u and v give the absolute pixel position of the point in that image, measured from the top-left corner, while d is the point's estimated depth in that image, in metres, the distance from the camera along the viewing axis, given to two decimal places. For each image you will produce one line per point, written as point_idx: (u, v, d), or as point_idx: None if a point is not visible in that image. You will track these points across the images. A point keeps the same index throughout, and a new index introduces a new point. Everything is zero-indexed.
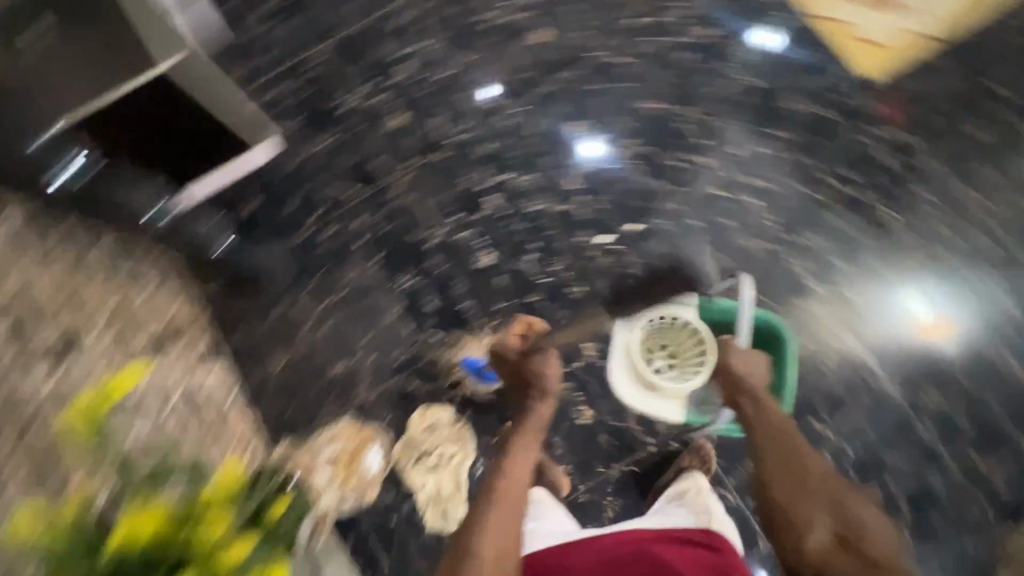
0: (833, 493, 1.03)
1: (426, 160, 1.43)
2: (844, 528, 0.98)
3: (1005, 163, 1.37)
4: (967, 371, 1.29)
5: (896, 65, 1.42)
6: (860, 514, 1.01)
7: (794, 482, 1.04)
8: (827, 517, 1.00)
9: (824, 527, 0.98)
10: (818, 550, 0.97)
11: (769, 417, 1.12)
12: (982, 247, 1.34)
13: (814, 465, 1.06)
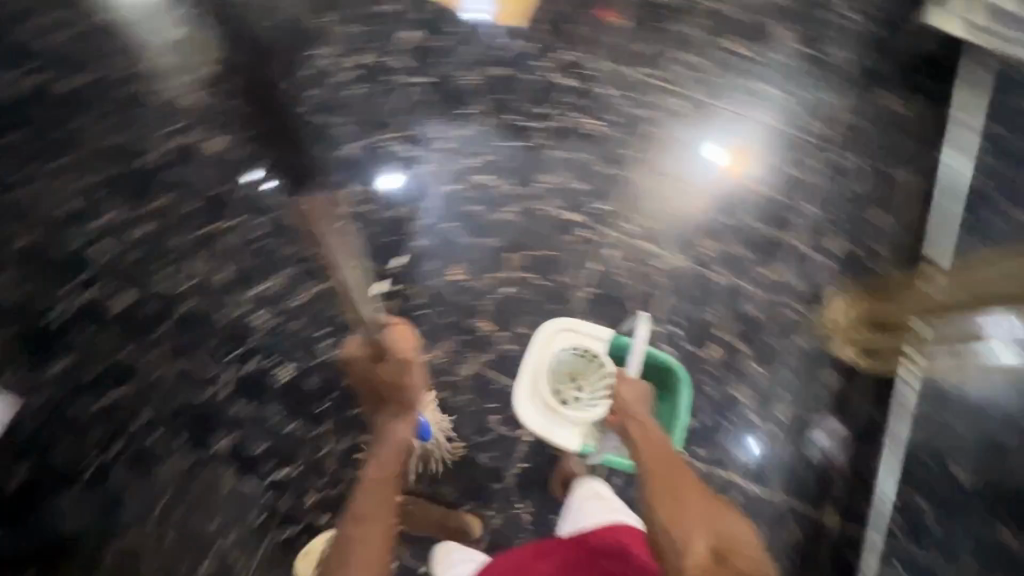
0: (709, 509, 0.99)
1: (177, 319, 1.34)
2: (721, 544, 0.94)
3: (650, 32, 1.52)
4: (720, 209, 1.43)
5: (527, 1, 1.54)
6: (733, 527, 0.97)
7: (673, 497, 1.00)
8: (701, 533, 0.94)
9: (704, 543, 0.93)
10: (698, 559, 0.91)
11: (645, 438, 1.12)
12: (673, 107, 1.48)
13: (691, 484, 1.03)
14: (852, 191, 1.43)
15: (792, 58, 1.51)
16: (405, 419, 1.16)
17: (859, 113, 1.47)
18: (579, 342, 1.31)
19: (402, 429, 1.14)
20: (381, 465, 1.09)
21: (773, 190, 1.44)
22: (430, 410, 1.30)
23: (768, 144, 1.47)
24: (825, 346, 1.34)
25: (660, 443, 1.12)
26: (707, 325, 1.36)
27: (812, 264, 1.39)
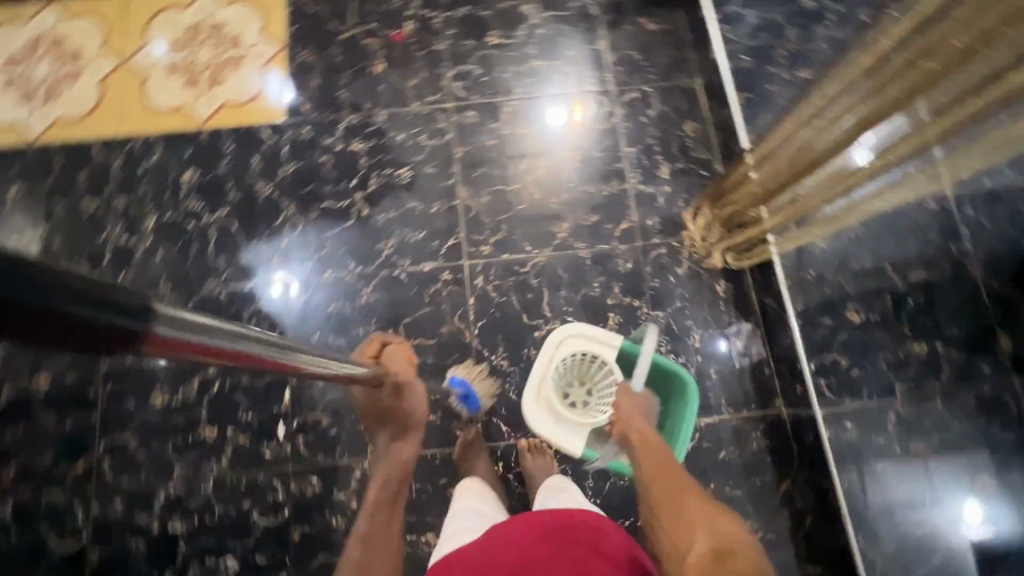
0: (709, 514, 0.88)
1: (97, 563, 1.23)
2: (720, 547, 0.79)
3: (415, 64, 1.53)
4: (556, 190, 1.45)
5: (287, 90, 1.51)
6: (733, 529, 0.84)
7: (674, 500, 0.91)
8: (701, 532, 0.84)
9: (701, 538, 0.82)
10: (695, 556, 0.80)
11: (649, 453, 1.06)
12: (469, 121, 1.49)
13: (689, 490, 0.94)
14: (657, 118, 1.49)
15: (550, 27, 1.55)
16: (408, 441, 1.17)
17: (629, 48, 1.54)
18: (585, 347, 1.28)
19: (405, 450, 1.16)
20: (386, 479, 1.12)
21: (592, 150, 1.48)
22: (475, 375, 1.34)
23: (567, 112, 1.50)
24: (702, 264, 1.40)
25: (663, 456, 1.04)
26: (596, 300, 1.38)
27: (656, 199, 1.44)
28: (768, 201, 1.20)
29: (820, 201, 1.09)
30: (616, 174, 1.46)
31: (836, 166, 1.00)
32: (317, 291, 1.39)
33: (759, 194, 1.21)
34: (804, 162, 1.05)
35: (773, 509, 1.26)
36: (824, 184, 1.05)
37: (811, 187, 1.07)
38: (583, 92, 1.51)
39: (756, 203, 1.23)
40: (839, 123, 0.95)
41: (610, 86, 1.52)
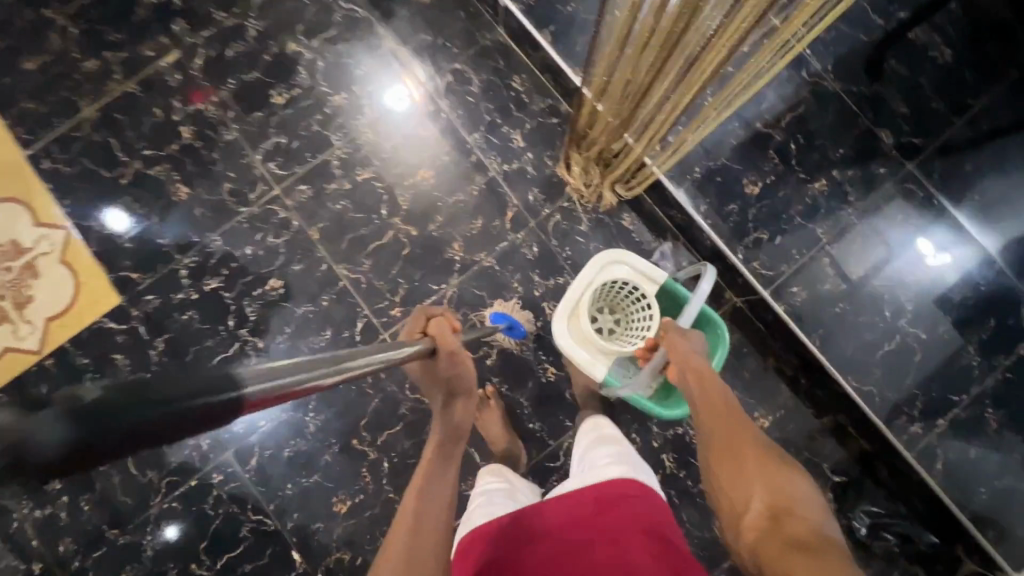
0: (768, 470, 0.85)
1: None
2: (783, 513, 0.79)
3: (217, 167, 1.35)
4: (429, 216, 1.34)
5: (104, 268, 1.31)
6: (797, 494, 0.82)
7: (735, 455, 0.88)
8: (762, 493, 0.82)
9: (761, 502, 0.81)
10: (754, 518, 0.80)
11: (704, 392, 0.99)
12: (306, 195, 1.34)
13: (751, 441, 0.89)
14: (483, 90, 1.39)
15: (328, 53, 1.39)
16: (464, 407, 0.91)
17: (418, 32, 1.40)
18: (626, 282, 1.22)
19: (461, 414, 0.90)
20: (438, 450, 0.88)
21: (440, 156, 1.37)
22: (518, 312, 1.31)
23: (396, 131, 1.37)
24: (600, 208, 1.35)
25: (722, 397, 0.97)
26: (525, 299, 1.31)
27: (526, 171, 1.36)
28: (627, 122, 1.13)
29: (672, 105, 1.03)
30: (474, 167, 1.36)
31: (675, 66, 0.93)
32: (260, 445, 1.27)
33: (614, 119, 1.14)
34: (642, 74, 0.98)
35: (771, 389, 1.30)
36: (671, 84, 0.98)
37: (659, 92, 1.01)
38: (398, 103, 1.38)
39: (616, 128, 1.16)
40: (656, 30, 0.88)
41: (420, 82, 1.39)
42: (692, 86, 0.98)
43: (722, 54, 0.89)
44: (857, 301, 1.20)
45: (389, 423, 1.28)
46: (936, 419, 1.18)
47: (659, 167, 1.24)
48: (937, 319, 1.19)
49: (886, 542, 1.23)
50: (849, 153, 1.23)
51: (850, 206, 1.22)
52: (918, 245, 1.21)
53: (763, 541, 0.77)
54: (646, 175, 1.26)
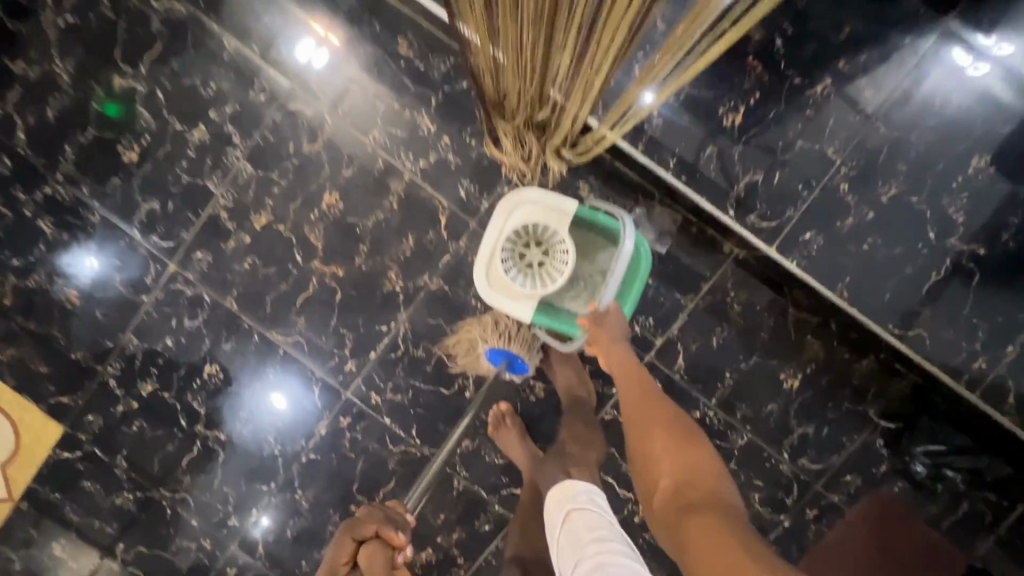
0: (674, 437, 0.73)
1: None
2: (687, 482, 0.68)
3: (98, 258, 1.14)
4: (352, 248, 1.12)
5: (31, 400, 1.18)
6: (700, 458, 0.70)
7: (643, 426, 0.77)
8: (668, 464, 0.71)
9: (667, 475, 0.70)
10: (662, 494, 0.70)
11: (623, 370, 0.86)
12: (206, 262, 1.13)
13: (661, 410, 0.78)
14: (367, 69, 1.08)
15: (164, 77, 1.09)
16: None
17: (263, 16, 1.08)
18: (547, 212, 0.99)
19: None
20: None
21: (342, 171, 1.10)
22: (518, 340, 1.08)
23: (280, 154, 1.10)
24: (547, 183, 1.06)
25: (631, 370, 0.85)
26: (489, 317, 1.10)
27: (448, 161, 1.09)
28: (548, 97, 0.89)
29: (583, 83, 0.80)
30: (384, 172, 1.10)
31: (569, 29, 0.71)
32: (257, 528, 1.20)
33: (534, 99, 0.90)
34: (533, 49, 0.76)
35: (797, 345, 1.09)
36: (573, 59, 0.76)
37: (563, 64, 0.78)
38: (269, 118, 1.10)
39: (540, 108, 0.92)
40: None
41: (287, 84, 1.09)
42: (603, 62, 0.75)
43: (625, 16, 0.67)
44: (892, 228, 0.95)
45: (379, 482, 1.17)
46: (1005, 343, 0.97)
47: (613, 129, 0.95)
48: (1000, 223, 0.93)
49: (953, 480, 1.11)
50: (857, 29, 0.90)
51: (868, 109, 0.93)
52: (968, 136, 0.92)
53: (670, 522, 0.66)
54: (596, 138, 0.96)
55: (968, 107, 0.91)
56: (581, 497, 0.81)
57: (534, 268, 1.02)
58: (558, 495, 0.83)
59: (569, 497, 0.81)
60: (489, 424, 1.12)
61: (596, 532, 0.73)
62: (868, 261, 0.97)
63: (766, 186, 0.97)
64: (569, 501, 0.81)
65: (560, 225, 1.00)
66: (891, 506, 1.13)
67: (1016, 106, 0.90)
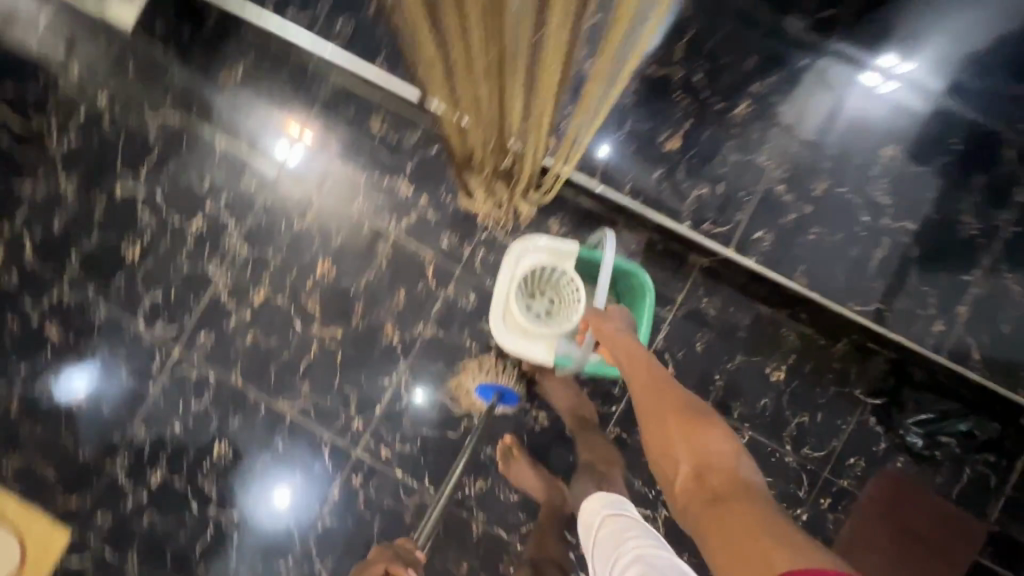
0: (692, 421, 0.75)
1: None
2: (706, 469, 0.69)
3: (104, 353, 1.18)
4: (348, 308, 1.19)
5: (39, 507, 1.17)
6: (717, 443, 0.71)
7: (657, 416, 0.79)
8: (685, 453, 0.73)
9: (687, 463, 0.71)
10: (683, 479, 0.72)
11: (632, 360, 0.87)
12: (210, 342, 1.19)
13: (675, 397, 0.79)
14: (345, 148, 1.20)
15: (162, 179, 1.20)
16: None
17: (246, 115, 1.21)
18: (552, 255, 1.06)
19: None
20: None
21: (332, 240, 1.19)
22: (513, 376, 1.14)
23: (273, 233, 1.20)
24: (522, 224, 1.18)
25: (641, 362, 0.86)
26: (491, 356, 1.17)
27: (428, 217, 1.19)
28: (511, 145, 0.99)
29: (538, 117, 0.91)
30: (371, 235, 1.19)
31: (515, 83, 0.82)
32: None
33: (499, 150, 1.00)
34: (488, 109, 0.89)
35: (774, 339, 1.16)
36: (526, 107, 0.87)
37: (516, 119, 0.90)
38: (260, 202, 1.20)
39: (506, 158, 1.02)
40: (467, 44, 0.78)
41: (273, 170, 1.21)
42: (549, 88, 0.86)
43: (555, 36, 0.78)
44: (829, 218, 1.06)
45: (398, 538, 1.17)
46: (956, 306, 1.05)
47: (564, 164, 1.06)
48: (920, 200, 1.06)
49: (950, 446, 1.15)
50: (760, 58, 1.06)
51: (785, 120, 1.07)
52: (873, 132, 1.06)
53: (691, 508, 0.69)
54: (553, 177, 1.09)
55: (866, 107, 1.06)
56: (619, 507, 0.83)
57: (543, 315, 1.10)
58: (597, 501, 0.85)
59: (604, 505, 0.83)
60: (499, 460, 1.15)
61: (631, 532, 0.74)
62: (820, 250, 1.06)
63: (716, 197, 1.08)
64: (606, 508, 0.83)
65: (564, 266, 1.07)
66: (901, 484, 1.17)
67: (904, 102, 1.06)
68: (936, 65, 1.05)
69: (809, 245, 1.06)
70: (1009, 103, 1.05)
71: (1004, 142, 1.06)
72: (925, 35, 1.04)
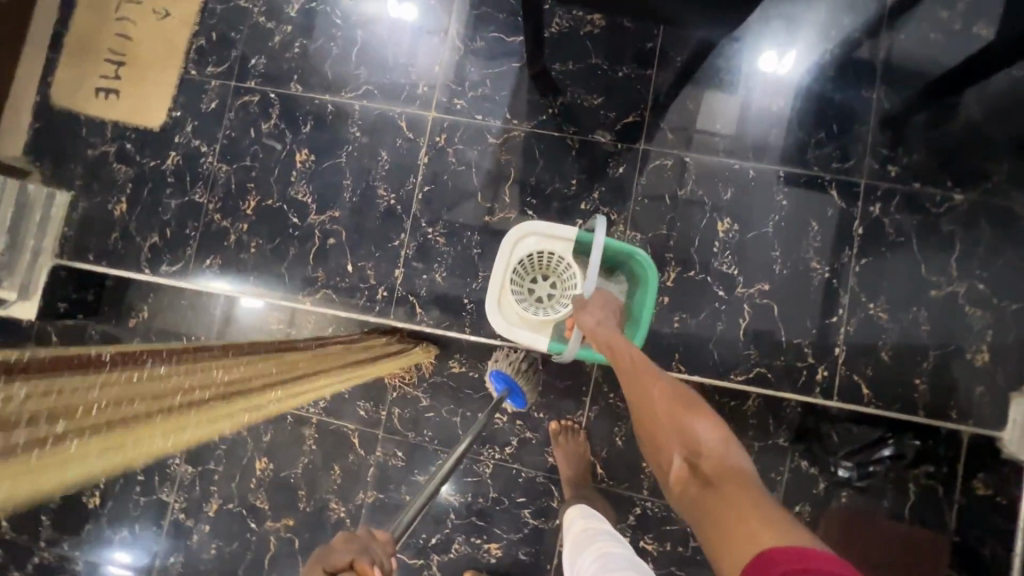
0: (677, 409, 0.71)
1: None
2: (696, 455, 0.64)
3: None
4: (293, 496, 1.27)
5: None
6: (711, 432, 0.66)
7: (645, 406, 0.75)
8: (676, 443, 0.67)
9: (676, 454, 0.66)
10: (675, 472, 0.66)
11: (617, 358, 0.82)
12: (181, 562, 1.28)
13: (659, 387, 0.75)
14: None
15: None
16: None
17: None
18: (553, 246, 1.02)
19: None
20: None
21: (262, 437, 1.29)
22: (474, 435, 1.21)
23: (209, 445, 1.29)
24: (426, 373, 1.24)
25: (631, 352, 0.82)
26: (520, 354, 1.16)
27: (341, 392, 1.28)
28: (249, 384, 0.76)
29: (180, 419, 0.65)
30: (295, 423, 1.28)
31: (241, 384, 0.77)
32: None
33: (262, 379, 0.80)
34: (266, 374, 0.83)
35: None
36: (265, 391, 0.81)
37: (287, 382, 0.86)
38: None
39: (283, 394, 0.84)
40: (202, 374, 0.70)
41: None
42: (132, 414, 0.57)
43: (104, 407, 0.51)
44: (688, 302, 1.13)
45: None
46: (833, 346, 1.11)
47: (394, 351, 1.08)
48: (767, 260, 1.12)
49: (883, 472, 1.14)
50: (582, 177, 1.15)
51: (622, 224, 1.14)
52: (704, 211, 1.13)
53: (686, 499, 0.62)
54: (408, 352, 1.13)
55: (690, 192, 1.14)
56: (593, 518, 1.00)
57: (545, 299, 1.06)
58: (576, 514, 1.03)
59: (582, 515, 1.01)
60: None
61: (604, 537, 0.92)
62: (688, 332, 1.12)
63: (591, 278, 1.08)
64: (580, 518, 1.01)
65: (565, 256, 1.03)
66: (850, 518, 1.15)
67: (722, 178, 1.14)
68: (737, 138, 1.15)
69: (677, 329, 1.13)
70: (816, 151, 1.13)
71: (826, 183, 1.13)
72: (722, 113, 1.15)
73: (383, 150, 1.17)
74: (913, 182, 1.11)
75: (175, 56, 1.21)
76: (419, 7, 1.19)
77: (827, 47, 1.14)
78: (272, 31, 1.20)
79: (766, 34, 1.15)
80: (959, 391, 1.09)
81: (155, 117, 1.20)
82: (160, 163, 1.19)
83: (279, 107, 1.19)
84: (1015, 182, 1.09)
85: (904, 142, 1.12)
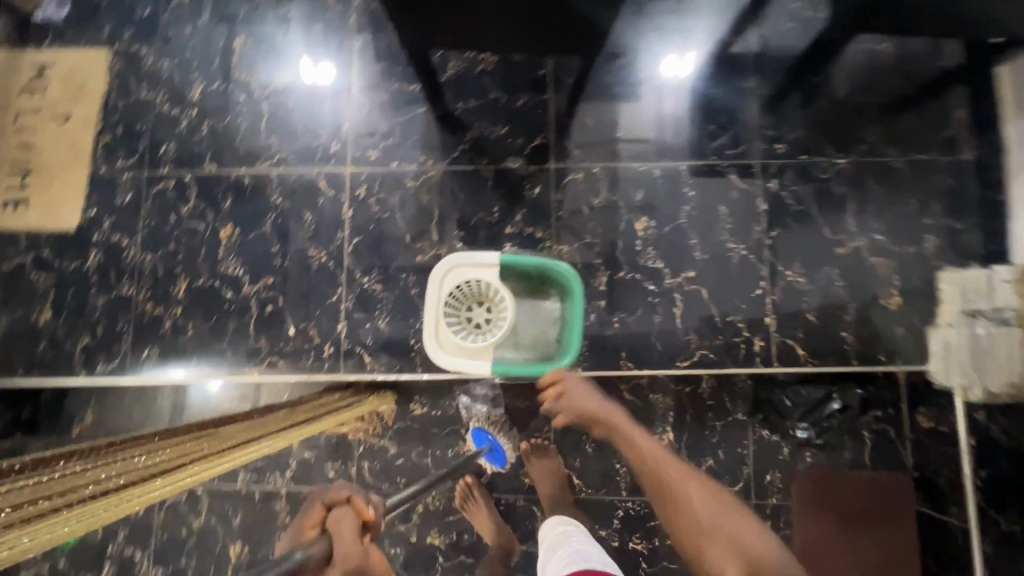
0: (723, 515, 0.77)
1: None
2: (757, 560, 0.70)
3: None
4: None
5: None
6: (757, 536, 0.74)
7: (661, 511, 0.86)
8: (728, 545, 0.72)
9: (730, 555, 0.71)
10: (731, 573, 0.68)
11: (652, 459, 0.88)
12: None
13: (701, 493, 0.81)
14: None
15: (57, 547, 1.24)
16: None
17: None
18: (482, 274, 1.06)
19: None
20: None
21: (232, 521, 1.24)
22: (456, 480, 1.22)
23: (177, 543, 1.24)
24: (388, 421, 1.24)
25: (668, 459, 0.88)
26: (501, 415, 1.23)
27: (307, 458, 1.25)
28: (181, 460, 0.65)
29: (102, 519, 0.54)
30: (264, 499, 1.24)
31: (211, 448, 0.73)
32: None
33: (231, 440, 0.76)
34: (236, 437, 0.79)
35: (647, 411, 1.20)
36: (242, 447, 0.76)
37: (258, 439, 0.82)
38: (152, 521, 1.24)
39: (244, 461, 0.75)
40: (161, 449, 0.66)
41: None
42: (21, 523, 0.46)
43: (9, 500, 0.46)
44: (624, 302, 1.18)
45: None
46: (763, 317, 1.18)
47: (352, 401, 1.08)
48: (687, 249, 1.19)
49: (835, 424, 1.20)
50: (502, 204, 1.20)
51: (549, 240, 1.19)
52: (622, 215, 1.20)
53: None
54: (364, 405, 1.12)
55: (605, 199, 1.21)
56: (567, 524, 1.02)
57: (483, 325, 1.08)
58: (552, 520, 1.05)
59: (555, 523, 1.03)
60: (459, 502, 1.22)
61: (574, 538, 0.94)
62: (629, 330, 1.18)
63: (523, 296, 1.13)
64: (554, 524, 1.03)
65: (496, 281, 1.06)
66: (823, 475, 1.19)
67: (631, 181, 1.21)
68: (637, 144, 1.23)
69: (618, 329, 1.18)
70: (710, 143, 1.23)
71: (724, 170, 1.22)
72: (619, 123, 1.23)
73: (307, 211, 1.20)
74: (800, 155, 1.21)
75: (82, 156, 1.21)
76: (318, 73, 1.24)
77: (700, 50, 1.25)
78: (177, 117, 1.22)
79: (643, 46, 1.25)
80: (883, 336, 1.17)
81: (69, 219, 1.19)
82: (81, 264, 1.17)
83: (196, 187, 1.20)
84: (887, 139, 1.20)
85: (784, 120, 1.22)
